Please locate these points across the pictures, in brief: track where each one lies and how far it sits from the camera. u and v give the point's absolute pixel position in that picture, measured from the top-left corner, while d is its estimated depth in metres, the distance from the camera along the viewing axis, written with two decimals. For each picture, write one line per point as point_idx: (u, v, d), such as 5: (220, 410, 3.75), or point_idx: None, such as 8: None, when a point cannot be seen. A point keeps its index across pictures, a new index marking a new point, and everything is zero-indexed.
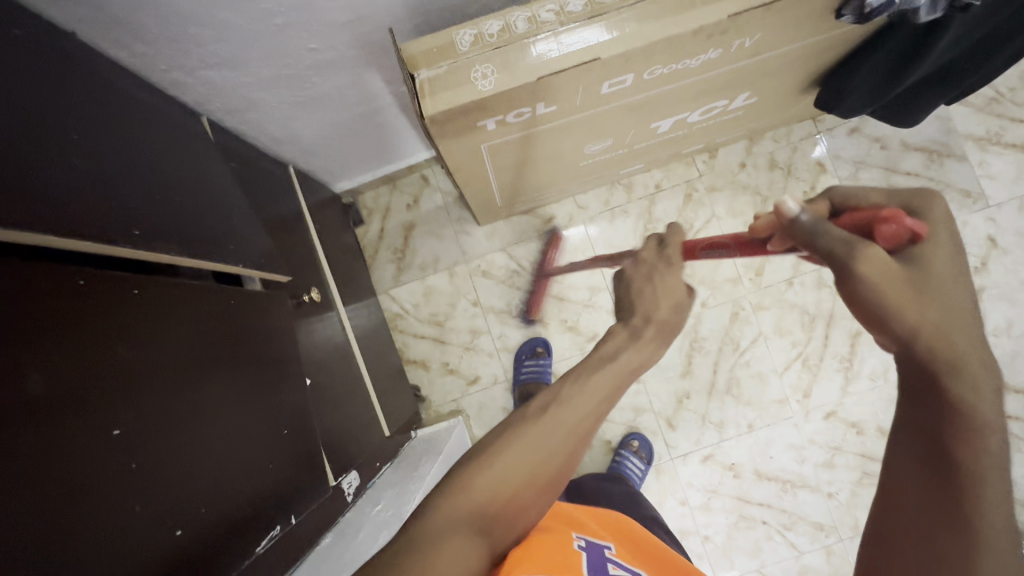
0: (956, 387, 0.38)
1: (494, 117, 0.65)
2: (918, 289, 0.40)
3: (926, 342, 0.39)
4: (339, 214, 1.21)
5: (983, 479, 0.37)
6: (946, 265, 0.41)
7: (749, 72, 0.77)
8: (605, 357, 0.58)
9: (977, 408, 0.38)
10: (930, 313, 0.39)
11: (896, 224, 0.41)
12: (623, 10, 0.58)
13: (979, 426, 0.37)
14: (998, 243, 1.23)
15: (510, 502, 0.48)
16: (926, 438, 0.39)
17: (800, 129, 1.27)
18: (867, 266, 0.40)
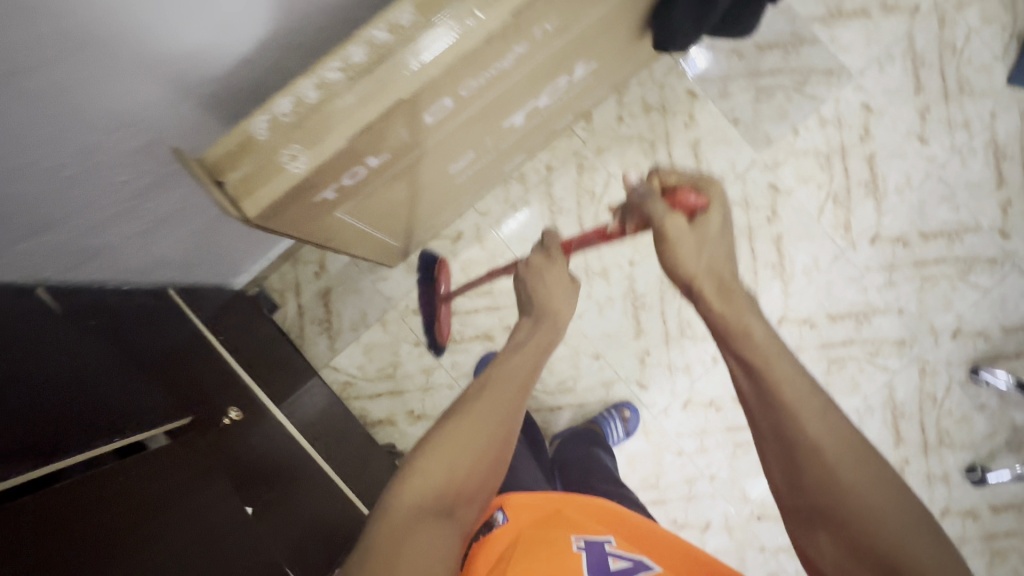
0: (724, 316, 0.58)
1: (330, 187, 0.63)
2: (701, 246, 0.62)
3: (699, 286, 0.61)
4: (248, 307, 1.17)
5: (769, 361, 0.54)
6: (722, 223, 0.64)
7: (572, 48, 0.76)
8: (521, 341, 0.76)
9: (746, 323, 0.56)
10: (706, 263, 0.61)
11: (685, 198, 0.65)
12: (409, 42, 0.56)
13: (756, 339, 0.55)
14: (872, 107, 1.28)
15: (469, 476, 0.60)
16: (745, 370, 0.55)
17: (661, 65, 1.28)
18: (672, 225, 0.62)
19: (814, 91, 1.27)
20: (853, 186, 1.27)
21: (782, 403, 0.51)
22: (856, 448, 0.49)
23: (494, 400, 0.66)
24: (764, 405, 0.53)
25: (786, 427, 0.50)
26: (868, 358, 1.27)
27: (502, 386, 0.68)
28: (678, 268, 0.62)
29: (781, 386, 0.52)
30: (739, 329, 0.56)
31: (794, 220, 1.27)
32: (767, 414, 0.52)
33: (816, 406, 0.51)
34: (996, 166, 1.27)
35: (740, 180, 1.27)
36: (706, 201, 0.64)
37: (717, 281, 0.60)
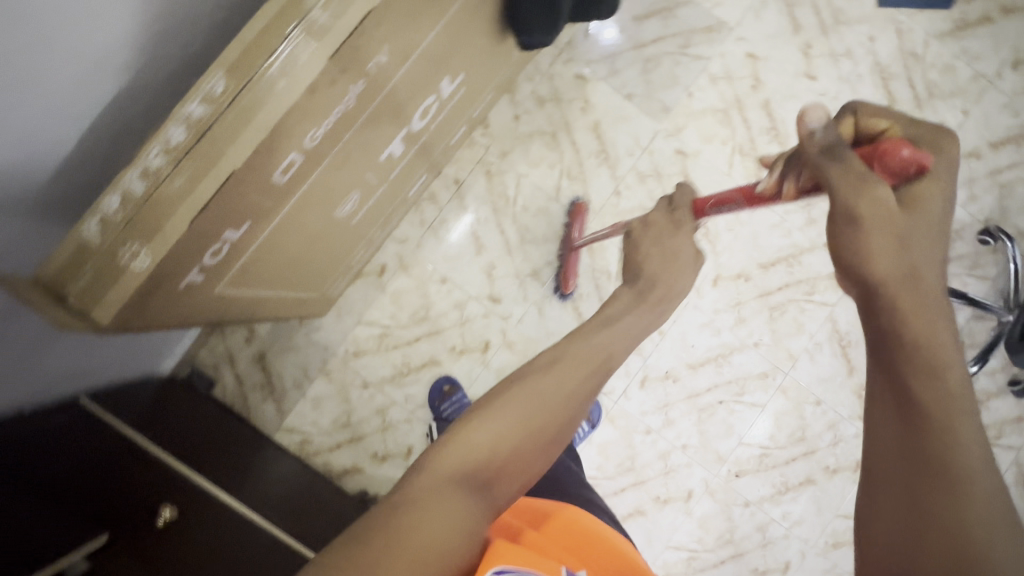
0: (907, 334, 0.43)
1: (191, 271, 0.59)
2: (906, 237, 0.46)
3: (889, 290, 0.45)
4: (180, 390, 1.13)
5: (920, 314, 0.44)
6: (940, 204, 0.49)
7: (423, 70, 0.74)
8: (611, 317, 0.68)
9: (941, 357, 0.42)
10: (913, 259, 0.46)
11: (894, 150, 0.49)
12: (227, 111, 0.53)
13: (951, 386, 0.41)
14: (757, 55, 1.29)
15: (511, 457, 0.51)
16: (896, 405, 0.42)
17: (545, 57, 1.27)
18: (877, 200, 0.47)
19: (698, 51, 1.28)
20: (756, 135, 1.29)
21: (936, 461, 0.39)
22: (1023, 555, 0.36)
23: (548, 391, 0.56)
24: (905, 438, 0.41)
25: (938, 480, 0.39)
26: (806, 297, 1.29)
27: (563, 377, 0.58)
28: (864, 264, 0.47)
29: (952, 435, 0.40)
30: (921, 341, 0.43)
31: (706, 180, 1.28)
32: (908, 450, 0.41)
33: (987, 488, 0.38)
34: (885, 87, 1.31)
35: (647, 153, 1.27)
36: (926, 160, 0.48)
37: (917, 283, 0.45)
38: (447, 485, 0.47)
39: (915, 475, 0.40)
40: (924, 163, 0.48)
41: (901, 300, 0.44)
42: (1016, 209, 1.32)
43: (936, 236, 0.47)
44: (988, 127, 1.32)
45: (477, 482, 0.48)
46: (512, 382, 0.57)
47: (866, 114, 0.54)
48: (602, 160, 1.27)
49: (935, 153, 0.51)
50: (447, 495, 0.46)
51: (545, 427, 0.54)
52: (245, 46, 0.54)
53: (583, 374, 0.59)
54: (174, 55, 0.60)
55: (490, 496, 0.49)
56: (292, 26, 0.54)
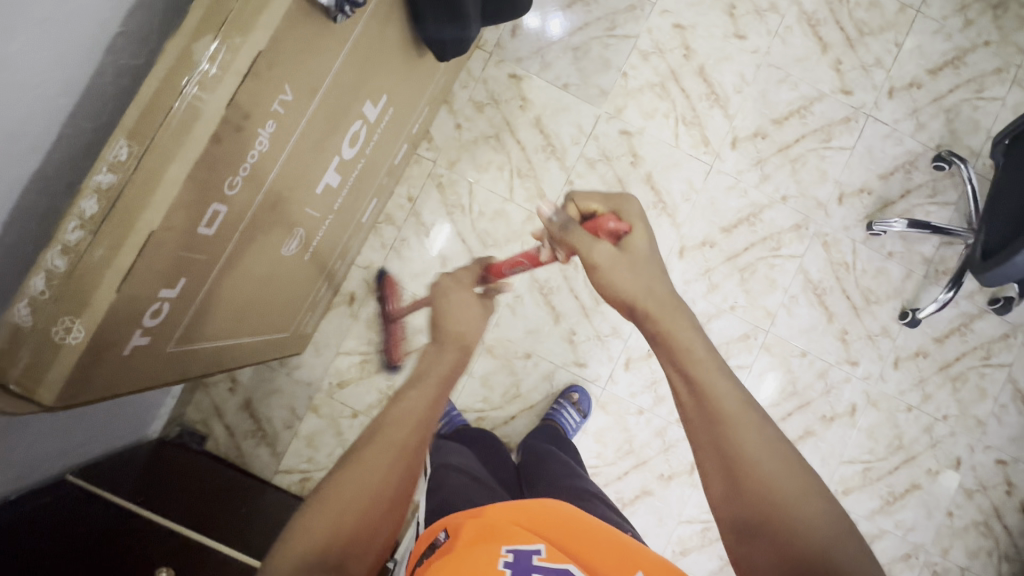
0: (664, 332, 0.57)
1: (133, 336, 0.60)
2: (635, 272, 0.61)
3: (641, 306, 0.59)
4: (172, 450, 1.14)
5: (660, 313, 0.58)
6: (647, 245, 0.64)
7: (338, 100, 0.75)
8: (420, 374, 0.64)
9: (687, 340, 0.55)
10: (645, 285, 0.60)
11: (604, 224, 0.64)
12: (134, 175, 0.54)
13: (698, 356, 0.54)
14: (683, 24, 1.30)
15: (363, 521, 0.51)
16: (688, 392, 0.53)
17: (476, 62, 1.28)
18: (598, 256, 0.62)
19: (624, 31, 1.29)
20: (696, 103, 1.30)
21: (717, 407, 0.51)
22: (786, 460, 0.49)
23: (382, 451, 0.55)
24: (703, 413, 0.52)
25: (723, 435, 0.50)
26: (773, 253, 1.30)
27: (395, 432, 0.56)
28: (615, 295, 0.60)
29: (716, 398, 0.52)
30: (675, 335, 0.56)
31: (654, 155, 1.29)
32: (704, 426, 0.51)
33: (752, 423, 0.51)
34: (815, 34, 1.31)
35: (593, 138, 1.28)
36: (626, 225, 0.64)
37: (657, 298, 0.59)
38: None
39: (719, 439, 0.50)
40: (626, 228, 0.64)
41: (652, 320, 0.58)
42: (965, 130, 1.32)
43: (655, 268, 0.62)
44: (924, 55, 1.32)
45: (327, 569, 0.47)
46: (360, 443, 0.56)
47: (579, 196, 0.67)
48: (549, 154, 1.28)
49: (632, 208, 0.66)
50: None
51: (388, 483, 0.54)
52: (143, 108, 0.55)
53: (417, 415, 0.59)
54: (87, 129, 0.61)
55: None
56: (185, 80, 0.54)
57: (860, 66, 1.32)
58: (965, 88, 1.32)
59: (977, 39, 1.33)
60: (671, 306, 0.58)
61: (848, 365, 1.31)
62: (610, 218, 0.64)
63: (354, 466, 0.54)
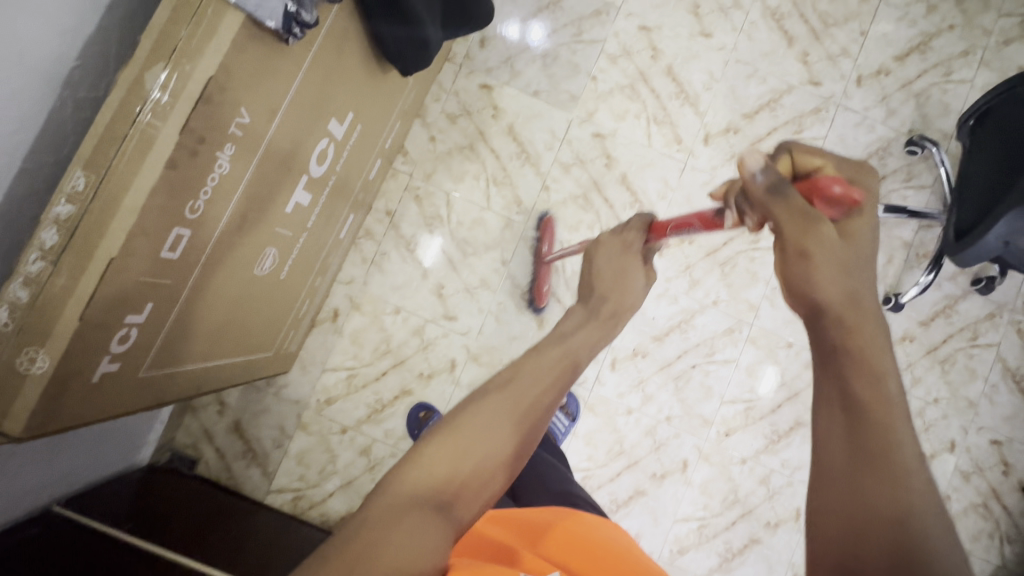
0: (850, 345, 0.46)
1: (101, 362, 0.61)
2: (847, 268, 0.48)
3: (834, 313, 0.47)
4: (162, 475, 1.15)
5: (850, 320, 0.47)
6: (872, 233, 0.51)
7: (301, 118, 0.76)
8: (561, 336, 0.67)
9: (880, 368, 0.45)
10: (852, 286, 0.48)
11: (826, 188, 0.50)
12: (91, 204, 0.55)
13: (888, 392, 0.44)
14: (649, 26, 1.32)
15: (481, 468, 0.52)
16: (844, 411, 0.44)
17: (447, 75, 1.30)
18: (812, 235, 0.49)
19: (592, 35, 1.31)
20: (666, 102, 1.31)
21: (876, 442, 0.42)
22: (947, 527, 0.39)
23: (509, 400, 0.56)
24: (852, 442, 0.43)
25: (865, 478, 0.41)
26: (752, 246, 1.30)
27: (521, 385, 0.58)
28: (808, 292, 0.49)
29: (878, 422, 0.43)
30: (859, 346, 0.46)
31: (628, 156, 1.30)
32: (845, 458, 0.42)
33: (920, 473, 0.41)
34: (780, 28, 1.33)
35: (566, 143, 1.30)
36: (858, 195, 0.50)
37: (858, 306, 0.47)
38: (417, 504, 0.47)
39: (859, 475, 0.42)
40: (854, 200, 0.51)
41: (847, 323, 0.47)
42: (936, 114, 1.33)
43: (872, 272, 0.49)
44: (889, 42, 1.34)
45: (437, 502, 0.49)
46: (492, 388, 0.58)
47: (797, 150, 0.54)
48: (524, 160, 1.29)
49: (865, 184, 0.53)
50: (418, 509, 0.47)
51: (507, 444, 0.54)
52: (98, 137, 0.56)
53: (550, 376, 0.60)
54: (47, 163, 0.62)
55: (453, 512, 0.49)
56: (137, 108, 0.55)
57: (826, 57, 1.33)
58: (933, 73, 1.33)
59: (942, 24, 1.34)
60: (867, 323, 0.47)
61: None
62: (841, 181, 0.50)
63: (478, 411, 0.55)
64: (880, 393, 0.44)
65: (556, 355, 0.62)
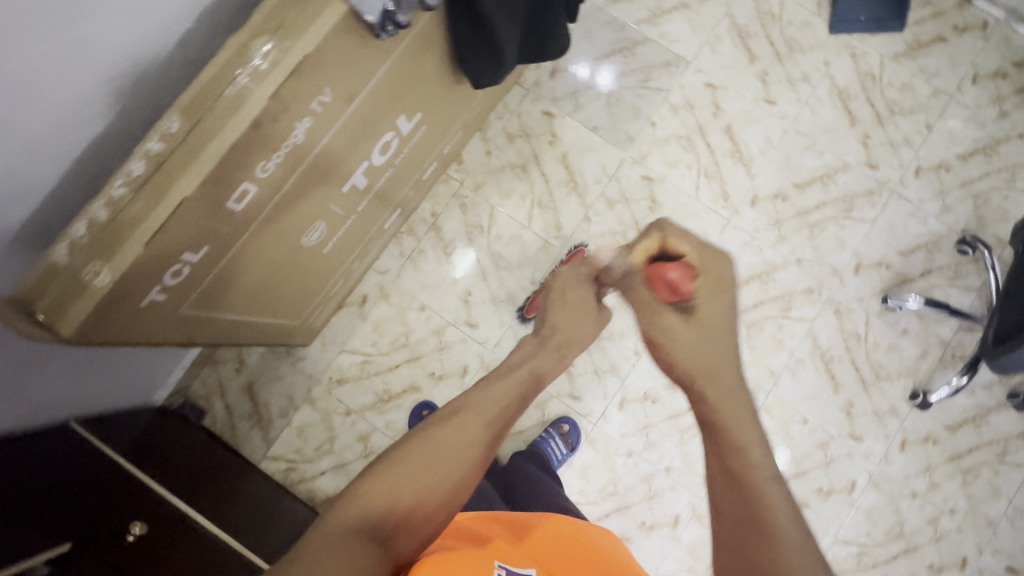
0: (716, 419, 0.57)
1: (153, 290, 0.66)
2: (702, 344, 0.61)
3: (699, 386, 0.60)
4: (171, 419, 1.19)
5: (707, 390, 0.59)
6: (719, 319, 0.63)
7: (373, 109, 0.82)
8: (511, 366, 0.64)
9: (745, 440, 0.55)
10: (710, 363, 0.60)
11: (667, 272, 0.65)
12: (181, 147, 0.61)
13: (751, 460, 0.53)
14: (715, 84, 1.36)
15: (418, 506, 0.53)
16: (725, 478, 0.54)
17: (513, 97, 1.36)
18: (662, 322, 0.65)
19: (658, 84, 1.36)
20: (720, 158, 1.34)
21: (755, 511, 0.51)
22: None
23: (455, 432, 0.57)
24: (736, 511, 0.52)
25: (757, 545, 0.50)
26: (783, 313, 1.29)
27: (471, 412, 0.59)
28: (670, 365, 0.63)
29: (755, 492, 0.52)
30: (726, 424, 0.56)
31: (673, 203, 1.32)
32: (736, 528, 0.52)
33: (793, 532, 0.50)
34: (844, 107, 1.35)
35: (615, 179, 1.33)
36: (689, 287, 0.64)
37: (716, 382, 0.59)
38: (353, 543, 0.47)
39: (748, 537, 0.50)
40: (688, 287, 0.64)
41: (707, 395, 0.59)
42: (992, 218, 1.31)
43: (725, 344, 0.61)
44: (954, 140, 1.33)
45: (378, 534, 0.50)
46: (440, 420, 0.58)
47: (668, 231, 0.67)
48: (571, 189, 1.33)
49: (717, 272, 0.64)
50: (353, 545, 0.47)
51: (453, 475, 0.55)
52: (200, 89, 0.62)
53: (501, 406, 0.61)
54: (147, 106, 0.68)
55: (389, 551, 0.50)
56: (241, 71, 0.62)
57: (887, 143, 1.34)
58: (996, 176, 1.32)
59: (1011, 131, 1.33)
60: (725, 390, 0.58)
61: (851, 440, 1.26)
62: (678, 272, 0.64)
63: (425, 443, 0.56)
64: (751, 463, 0.53)
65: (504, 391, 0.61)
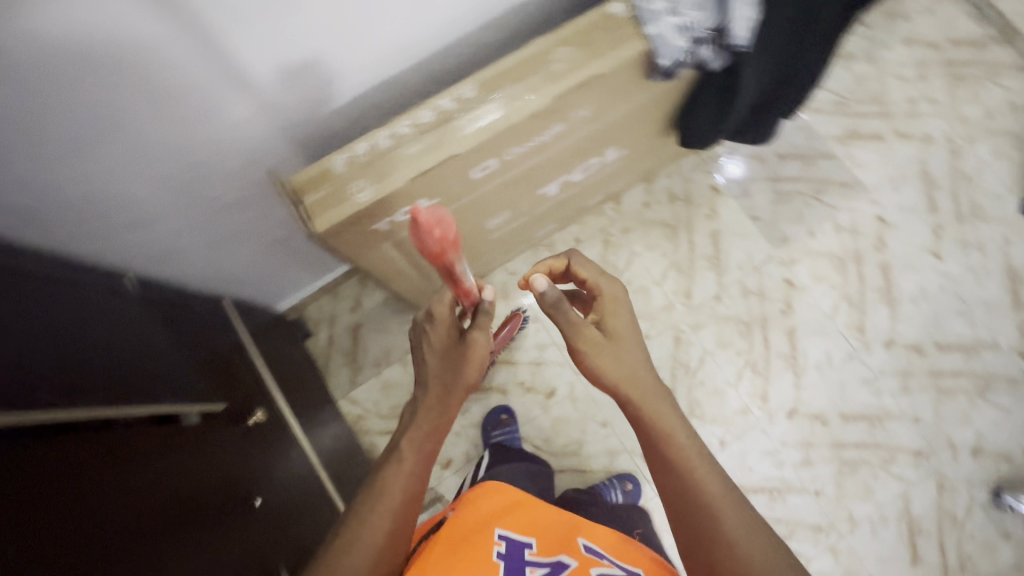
0: (643, 416, 0.71)
1: (385, 220, 0.74)
2: (619, 355, 0.73)
3: (624, 390, 0.72)
4: (285, 330, 1.27)
5: (635, 387, 0.72)
6: (627, 327, 0.75)
7: (603, 134, 0.89)
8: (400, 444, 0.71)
9: (668, 429, 0.69)
10: (629, 368, 0.72)
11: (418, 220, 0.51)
12: (467, 112, 0.69)
13: (679, 442, 0.68)
14: (886, 220, 1.36)
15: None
16: (665, 465, 0.68)
17: (688, 162, 1.40)
18: (585, 342, 0.73)
19: (830, 200, 1.37)
20: (867, 291, 1.32)
21: (695, 488, 0.65)
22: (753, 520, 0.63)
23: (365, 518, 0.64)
24: (676, 481, 0.67)
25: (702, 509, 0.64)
26: (882, 464, 1.24)
27: (378, 496, 0.66)
28: (599, 376, 0.73)
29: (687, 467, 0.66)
30: (652, 416, 0.71)
31: (806, 315, 1.32)
32: (681, 500, 0.66)
33: (725, 494, 0.65)
34: (1012, 289, 1.31)
35: (757, 272, 1.34)
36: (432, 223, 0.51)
37: (635, 381, 0.72)
38: None
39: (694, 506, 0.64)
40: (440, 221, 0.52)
41: (640, 409, 0.71)
42: None
43: (635, 348, 0.74)
44: None
45: None
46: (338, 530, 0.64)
47: (575, 259, 0.77)
48: (712, 265, 1.35)
49: (613, 292, 0.77)
50: None
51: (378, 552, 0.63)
52: (503, 70, 0.70)
53: (400, 478, 0.68)
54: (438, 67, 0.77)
55: None
56: (540, 69, 0.70)
57: None
58: None
59: None
60: (643, 391, 0.72)
61: None
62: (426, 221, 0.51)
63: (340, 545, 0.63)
64: (676, 440, 0.68)
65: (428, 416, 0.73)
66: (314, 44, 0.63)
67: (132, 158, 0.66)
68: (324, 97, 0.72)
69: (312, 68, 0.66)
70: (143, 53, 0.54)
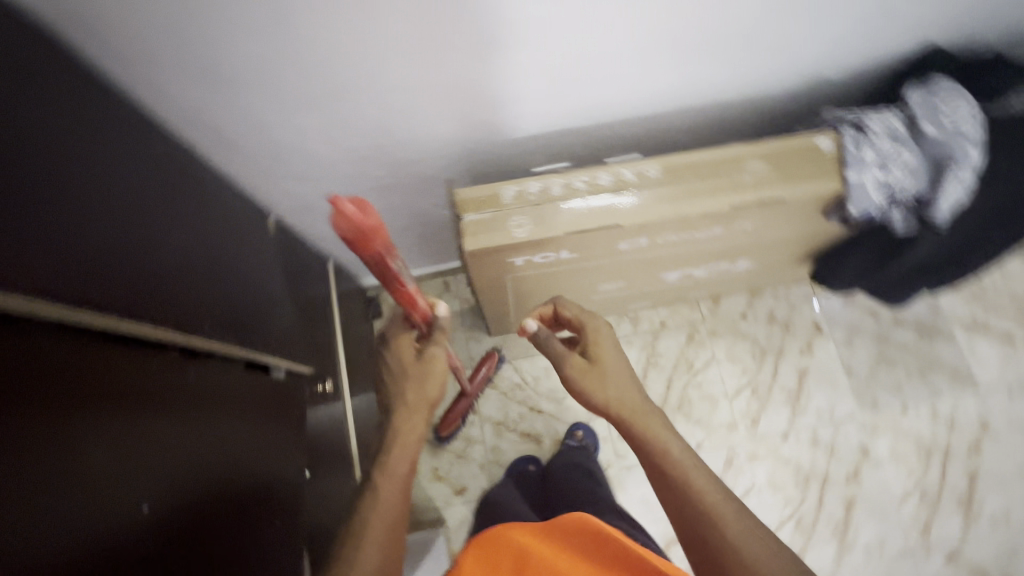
0: (642, 435, 0.67)
1: (524, 257, 0.75)
2: (605, 375, 0.72)
3: (620, 413, 0.69)
4: (362, 304, 1.29)
5: (626, 409, 0.69)
6: (614, 355, 0.74)
7: (749, 247, 0.87)
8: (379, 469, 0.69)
9: (664, 443, 0.65)
10: (619, 391, 0.70)
11: (342, 209, 0.58)
12: (644, 190, 0.70)
13: (673, 455, 0.64)
14: (989, 426, 1.26)
15: None
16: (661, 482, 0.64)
17: (799, 289, 1.35)
18: (568, 364, 0.74)
19: (934, 383, 1.29)
20: (945, 491, 1.23)
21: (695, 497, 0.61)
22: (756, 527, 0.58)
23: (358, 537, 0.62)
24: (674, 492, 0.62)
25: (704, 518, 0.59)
26: None
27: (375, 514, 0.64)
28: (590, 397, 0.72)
29: (684, 475, 0.62)
30: (648, 433, 0.67)
31: (871, 491, 1.23)
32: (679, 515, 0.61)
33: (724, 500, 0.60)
34: None
35: (834, 426, 1.27)
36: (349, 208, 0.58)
37: (627, 406, 0.69)
38: None
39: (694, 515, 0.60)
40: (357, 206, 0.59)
41: (634, 426, 0.68)
42: None
43: (623, 372, 0.72)
44: None
45: None
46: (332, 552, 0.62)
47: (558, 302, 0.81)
48: (789, 401, 1.29)
49: (591, 322, 0.77)
50: None
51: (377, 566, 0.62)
52: (694, 163, 0.70)
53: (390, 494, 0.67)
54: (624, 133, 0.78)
55: None
56: (727, 173, 0.70)
57: None
58: None
59: None
60: (637, 411, 0.69)
61: None
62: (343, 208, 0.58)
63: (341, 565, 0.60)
64: (675, 454, 0.64)
65: (404, 436, 0.73)
66: (528, 76, 0.64)
67: (323, 123, 0.67)
68: (492, 120, 0.71)
69: (518, 89, 0.66)
70: (365, 43, 0.55)
